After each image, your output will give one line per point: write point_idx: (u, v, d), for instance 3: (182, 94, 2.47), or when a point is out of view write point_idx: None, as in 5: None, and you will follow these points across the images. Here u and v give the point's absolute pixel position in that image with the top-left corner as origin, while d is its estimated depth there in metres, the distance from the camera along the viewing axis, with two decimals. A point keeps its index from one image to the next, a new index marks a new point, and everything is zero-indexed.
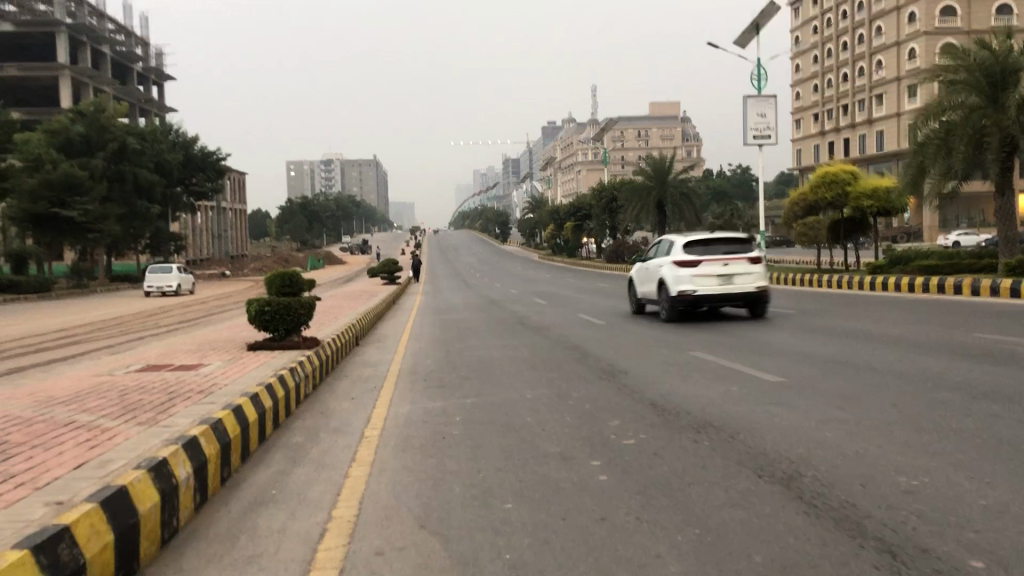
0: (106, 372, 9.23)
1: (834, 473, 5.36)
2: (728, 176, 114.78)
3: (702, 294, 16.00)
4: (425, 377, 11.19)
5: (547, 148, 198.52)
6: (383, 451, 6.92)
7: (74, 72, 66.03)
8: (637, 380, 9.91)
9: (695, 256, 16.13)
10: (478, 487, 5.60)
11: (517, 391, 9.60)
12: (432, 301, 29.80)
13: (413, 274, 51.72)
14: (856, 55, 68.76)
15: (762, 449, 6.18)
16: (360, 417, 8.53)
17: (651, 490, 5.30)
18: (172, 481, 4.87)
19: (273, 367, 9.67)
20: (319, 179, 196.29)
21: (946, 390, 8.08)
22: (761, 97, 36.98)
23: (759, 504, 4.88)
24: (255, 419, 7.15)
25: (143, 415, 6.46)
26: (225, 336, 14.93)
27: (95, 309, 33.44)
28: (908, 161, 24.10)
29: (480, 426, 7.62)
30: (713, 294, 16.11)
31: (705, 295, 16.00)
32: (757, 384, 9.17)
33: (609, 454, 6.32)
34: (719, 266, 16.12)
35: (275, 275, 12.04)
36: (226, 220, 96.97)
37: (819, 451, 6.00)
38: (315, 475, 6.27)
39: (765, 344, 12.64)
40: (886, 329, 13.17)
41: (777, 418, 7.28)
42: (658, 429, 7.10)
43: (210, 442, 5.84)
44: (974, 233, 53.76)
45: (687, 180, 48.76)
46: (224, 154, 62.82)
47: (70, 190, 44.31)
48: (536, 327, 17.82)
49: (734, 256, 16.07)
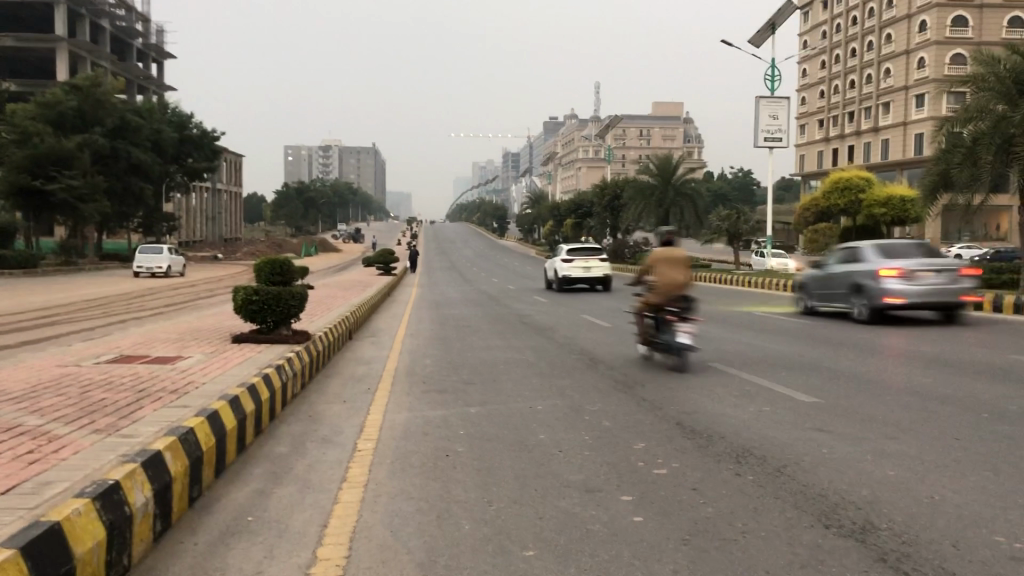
0: (71, 363, 8.32)
1: (914, 526, 4.57)
2: (730, 180, 114.06)
3: (573, 276, 27.34)
4: (423, 380, 10.33)
5: (548, 143, 197.25)
6: (378, 469, 6.07)
7: (72, 45, 65.07)
8: (655, 394, 9.11)
9: (571, 255, 27.36)
10: (491, 525, 4.76)
11: (527, 400, 8.76)
12: (429, 295, 28.86)
13: (410, 266, 50.76)
14: (865, 61, 68.11)
15: (820, 489, 5.37)
16: (352, 425, 7.66)
17: (699, 540, 4.47)
18: (124, 510, 4.00)
19: (258, 364, 8.77)
20: (318, 165, 195.01)
21: (1005, 420, 7.28)
22: (773, 99, 36.19)
23: (834, 566, 4.06)
24: (234, 427, 6.28)
25: (102, 419, 5.58)
26: (211, 324, 14.06)
27: (82, 287, 32.48)
28: (928, 170, 23.31)
29: (488, 444, 6.77)
30: (580, 276, 27.55)
31: (575, 277, 27.37)
32: (792, 404, 8.36)
33: (641, 486, 5.50)
34: (585, 263, 27.69)
35: (265, 262, 11.18)
36: (221, 202, 95.74)
37: (886, 495, 5.19)
38: (299, 498, 5.40)
39: (788, 357, 11.85)
40: (916, 346, 12.38)
41: (824, 448, 6.47)
42: (692, 456, 6.28)
43: (179, 458, 4.98)
44: (977, 247, 53.08)
45: (692, 180, 47.89)
46: (219, 134, 62.05)
47: (61, 164, 43.38)
48: (540, 327, 17.00)
49: (592, 256, 27.45)
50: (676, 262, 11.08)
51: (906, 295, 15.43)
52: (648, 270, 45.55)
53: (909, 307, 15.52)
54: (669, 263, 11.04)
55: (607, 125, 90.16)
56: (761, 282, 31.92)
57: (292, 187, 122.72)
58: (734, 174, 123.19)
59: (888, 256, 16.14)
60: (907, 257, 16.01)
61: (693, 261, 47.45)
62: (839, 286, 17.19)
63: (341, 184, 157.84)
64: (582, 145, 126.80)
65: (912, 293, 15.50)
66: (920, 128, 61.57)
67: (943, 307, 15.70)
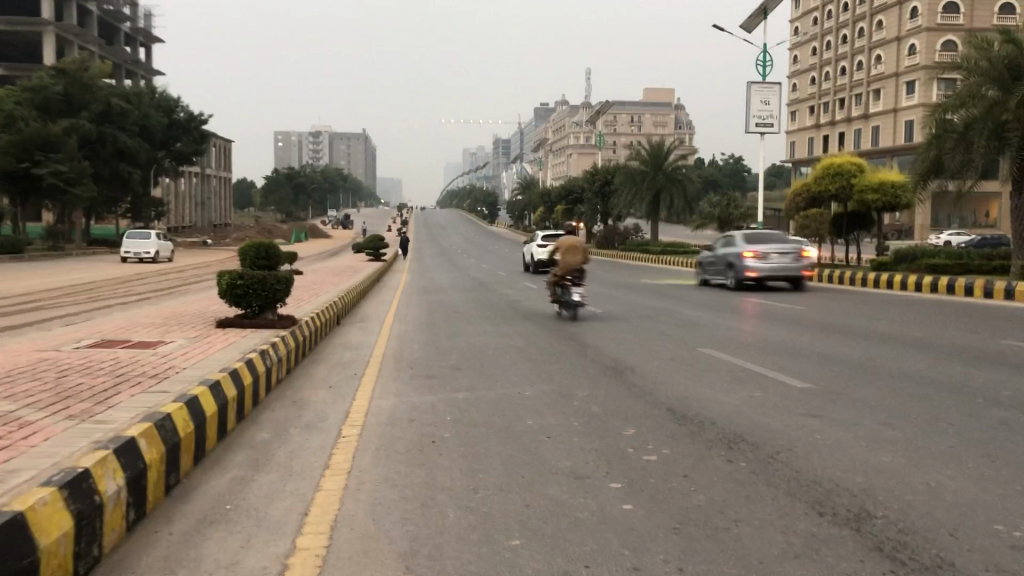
0: (50, 347, 8.13)
1: (911, 514, 4.46)
2: (721, 167, 114.02)
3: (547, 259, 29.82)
4: (411, 365, 10.18)
5: (539, 129, 196.57)
6: (362, 456, 5.93)
7: (58, 28, 64.35)
8: (646, 379, 8.99)
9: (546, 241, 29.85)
10: (476, 513, 4.63)
11: (515, 386, 8.62)
12: (418, 281, 28.65)
13: (401, 252, 50.49)
14: (855, 48, 67.98)
15: (814, 476, 5.26)
16: (338, 411, 7.50)
17: (689, 529, 4.35)
18: (93, 499, 3.85)
19: (242, 349, 8.60)
20: (308, 151, 193.99)
21: (999, 406, 7.20)
22: (765, 84, 36.10)
23: (830, 556, 3.95)
24: (214, 413, 6.12)
25: (76, 404, 5.41)
26: (196, 309, 13.86)
27: (67, 272, 32.13)
28: (919, 156, 23.22)
29: (474, 429, 6.65)
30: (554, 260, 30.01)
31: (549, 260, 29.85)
32: (784, 389, 8.26)
33: (631, 472, 5.38)
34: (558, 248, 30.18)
35: (249, 246, 10.97)
36: (209, 187, 95.09)
37: (881, 482, 5.08)
38: (280, 485, 5.26)
39: (779, 342, 11.77)
40: (908, 332, 12.30)
41: (818, 434, 6.36)
42: (683, 442, 6.16)
43: (154, 445, 4.82)
44: (967, 233, 53.15)
45: (683, 167, 47.72)
46: (207, 117, 61.61)
47: (47, 148, 42.92)
48: (529, 313, 16.86)
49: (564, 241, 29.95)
50: (575, 247, 15.36)
51: (758, 270, 20.76)
52: (639, 256, 45.46)
53: (762, 279, 20.84)
54: (570, 248, 15.33)
55: (598, 111, 89.84)
56: None
57: (281, 173, 121.95)
58: (725, 161, 123.07)
59: (751, 241, 21.29)
60: (766, 243, 21.28)
61: (684, 248, 47.36)
62: (719, 267, 22.40)
63: (331, 170, 157.01)
64: (573, 131, 126.43)
65: (765, 269, 20.78)
66: (910, 115, 61.51)
67: (791, 279, 21.05)
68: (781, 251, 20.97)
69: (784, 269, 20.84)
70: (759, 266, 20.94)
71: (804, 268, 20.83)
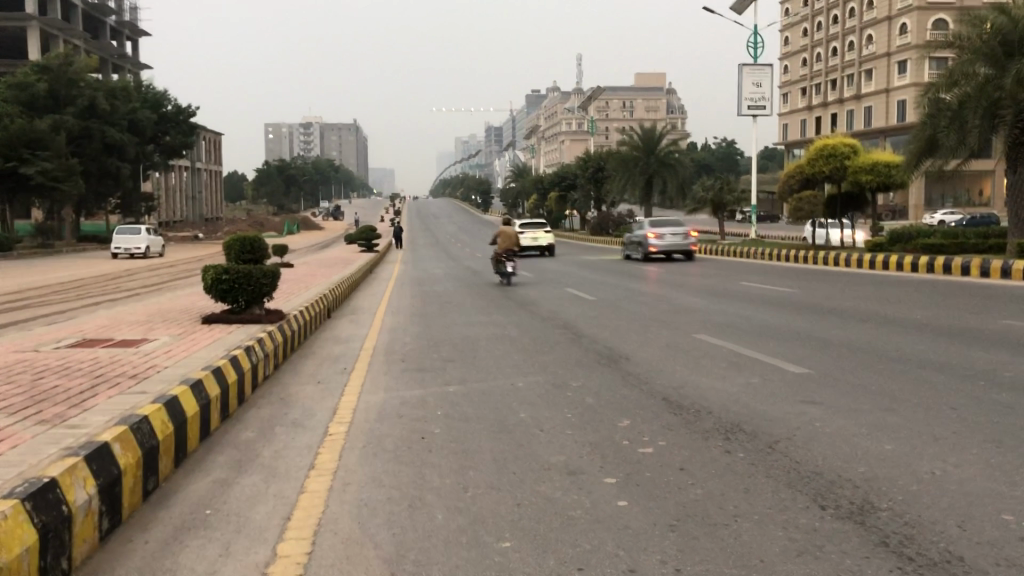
0: (29, 349, 7.93)
1: (917, 506, 4.30)
2: (713, 150, 113.80)
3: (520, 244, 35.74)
4: (402, 358, 10.00)
5: (530, 116, 196.10)
6: (349, 454, 5.74)
7: (43, 23, 63.74)
8: (640, 367, 8.83)
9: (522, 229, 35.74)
10: (465, 514, 4.45)
11: (508, 377, 8.44)
12: (411, 271, 28.43)
13: (394, 242, 50.23)
14: (846, 29, 67.72)
15: (816, 466, 5.08)
16: (326, 408, 7.32)
17: (686, 525, 4.18)
18: (61, 510, 3.67)
19: (227, 345, 8.40)
20: (299, 143, 193.19)
21: (1001, 388, 7.04)
22: (756, 66, 35.87)
23: (834, 552, 3.79)
24: (196, 414, 5.92)
25: (50, 408, 5.22)
26: (184, 305, 13.66)
27: (57, 270, 31.82)
28: (915, 134, 23.05)
29: (465, 424, 6.48)
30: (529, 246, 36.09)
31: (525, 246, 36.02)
32: (782, 375, 8.09)
33: (625, 466, 5.20)
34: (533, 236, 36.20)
35: (235, 240, 10.74)
36: (200, 180, 94.56)
37: (884, 472, 4.91)
38: (262, 488, 5.07)
39: (775, 326, 11.64)
40: (905, 313, 12.16)
41: (817, 423, 6.20)
42: (680, 433, 5.99)
43: (129, 449, 4.63)
44: (960, 212, 53.08)
45: (675, 151, 47.44)
46: (195, 110, 61.15)
47: (33, 145, 42.51)
48: (522, 302, 16.72)
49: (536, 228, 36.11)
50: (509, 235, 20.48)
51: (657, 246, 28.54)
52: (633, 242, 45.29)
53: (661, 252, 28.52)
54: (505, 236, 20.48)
55: (588, 97, 89.41)
56: (746, 252, 31.74)
57: (272, 165, 121.29)
58: (718, 144, 122.76)
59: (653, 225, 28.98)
60: (663, 225, 29.02)
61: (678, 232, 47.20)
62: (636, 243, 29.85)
63: (323, 162, 156.30)
64: (565, 118, 125.94)
65: (662, 245, 28.63)
66: (902, 95, 61.34)
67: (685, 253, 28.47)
68: (674, 232, 28.79)
69: (677, 246, 28.56)
70: (659, 243, 28.70)
71: (691, 245, 28.58)
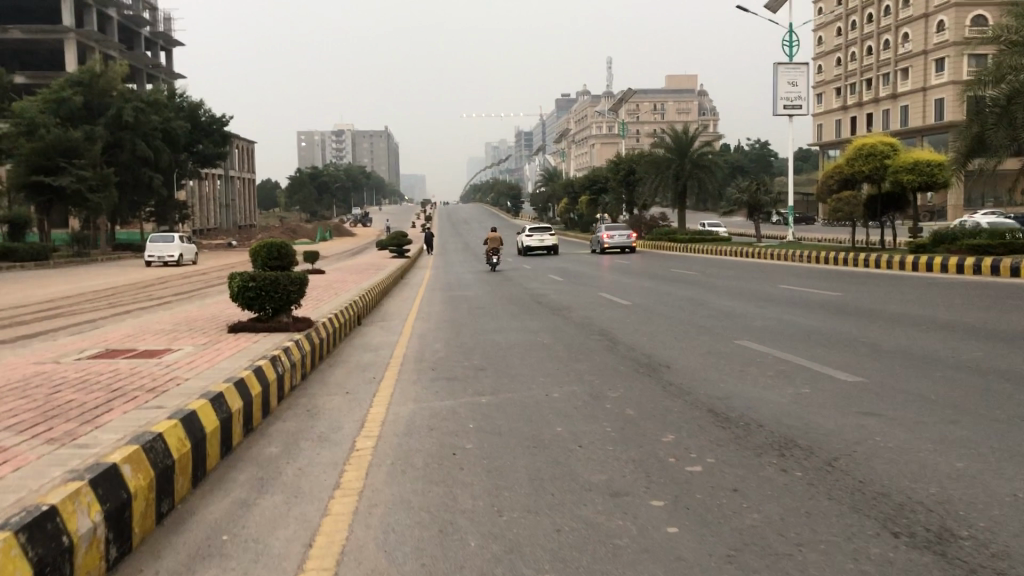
0: (49, 360, 7.71)
1: (1007, 536, 3.85)
2: (746, 152, 112.71)
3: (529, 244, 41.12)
4: (432, 366, 9.69)
5: (560, 121, 195.86)
6: (376, 473, 5.40)
7: (79, 35, 64.64)
8: (681, 376, 8.44)
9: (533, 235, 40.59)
10: (501, 541, 4.09)
11: (542, 387, 8.07)
12: (441, 276, 28.17)
13: (426, 247, 50.10)
14: (882, 28, 66.55)
15: (882, 486, 4.66)
16: (353, 420, 7.00)
17: (745, 556, 3.78)
18: (62, 541, 3.37)
19: (251, 355, 8.11)
20: (331, 149, 194.65)
21: None
22: (792, 65, 35.22)
23: None
24: (216, 428, 5.63)
25: (59, 426, 4.93)
26: (213, 313, 13.44)
27: (92, 278, 32.05)
28: (961, 129, 22.29)
29: (500, 438, 6.13)
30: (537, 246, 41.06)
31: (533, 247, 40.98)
32: (833, 384, 7.67)
33: (673, 487, 4.81)
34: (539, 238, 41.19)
35: (261, 246, 10.50)
36: (234, 188, 95.38)
37: (961, 494, 4.46)
38: (283, 510, 4.74)
39: (821, 331, 11.17)
40: (957, 317, 11.64)
41: (876, 437, 5.76)
42: (729, 450, 5.58)
43: (142, 472, 4.33)
44: (1001, 212, 51.84)
45: (709, 152, 46.77)
46: (229, 119, 61.63)
47: (68, 154, 42.95)
48: (555, 306, 16.37)
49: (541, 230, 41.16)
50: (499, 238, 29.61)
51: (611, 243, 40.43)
52: (665, 245, 44.80)
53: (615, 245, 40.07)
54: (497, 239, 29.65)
55: (620, 100, 88.92)
56: (782, 254, 31.18)
57: (305, 172, 122.12)
58: (750, 146, 121.59)
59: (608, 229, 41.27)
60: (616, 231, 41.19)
61: (712, 234, 46.59)
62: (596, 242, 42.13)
63: (354, 169, 157.11)
64: (596, 121, 125.52)
65: (613, 245, 40.78)
66: (940, 93, 60.10)
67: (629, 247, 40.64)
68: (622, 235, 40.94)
69: (624, 244, 40.96)
70: (611, 242, 40.76)
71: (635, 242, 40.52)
